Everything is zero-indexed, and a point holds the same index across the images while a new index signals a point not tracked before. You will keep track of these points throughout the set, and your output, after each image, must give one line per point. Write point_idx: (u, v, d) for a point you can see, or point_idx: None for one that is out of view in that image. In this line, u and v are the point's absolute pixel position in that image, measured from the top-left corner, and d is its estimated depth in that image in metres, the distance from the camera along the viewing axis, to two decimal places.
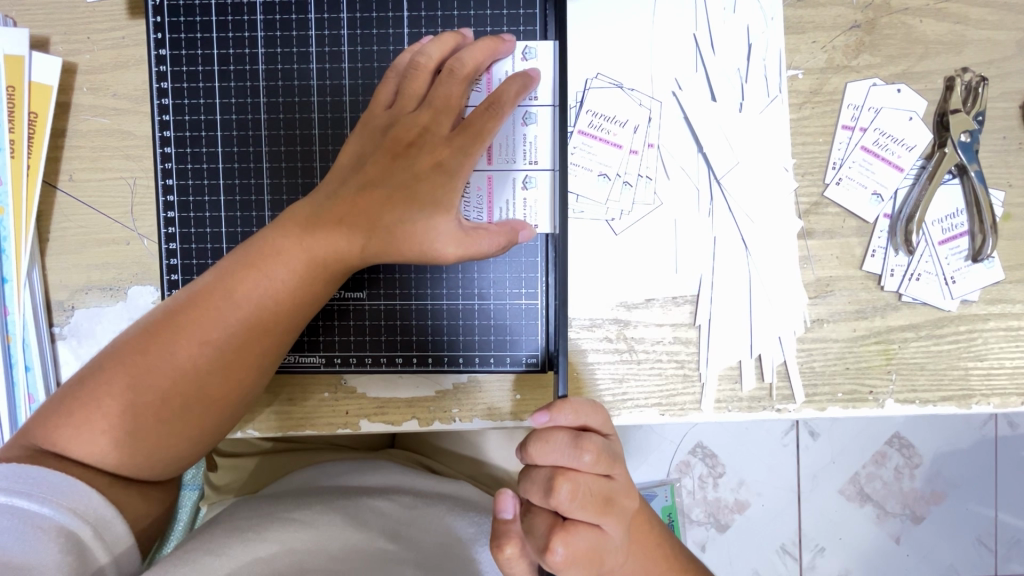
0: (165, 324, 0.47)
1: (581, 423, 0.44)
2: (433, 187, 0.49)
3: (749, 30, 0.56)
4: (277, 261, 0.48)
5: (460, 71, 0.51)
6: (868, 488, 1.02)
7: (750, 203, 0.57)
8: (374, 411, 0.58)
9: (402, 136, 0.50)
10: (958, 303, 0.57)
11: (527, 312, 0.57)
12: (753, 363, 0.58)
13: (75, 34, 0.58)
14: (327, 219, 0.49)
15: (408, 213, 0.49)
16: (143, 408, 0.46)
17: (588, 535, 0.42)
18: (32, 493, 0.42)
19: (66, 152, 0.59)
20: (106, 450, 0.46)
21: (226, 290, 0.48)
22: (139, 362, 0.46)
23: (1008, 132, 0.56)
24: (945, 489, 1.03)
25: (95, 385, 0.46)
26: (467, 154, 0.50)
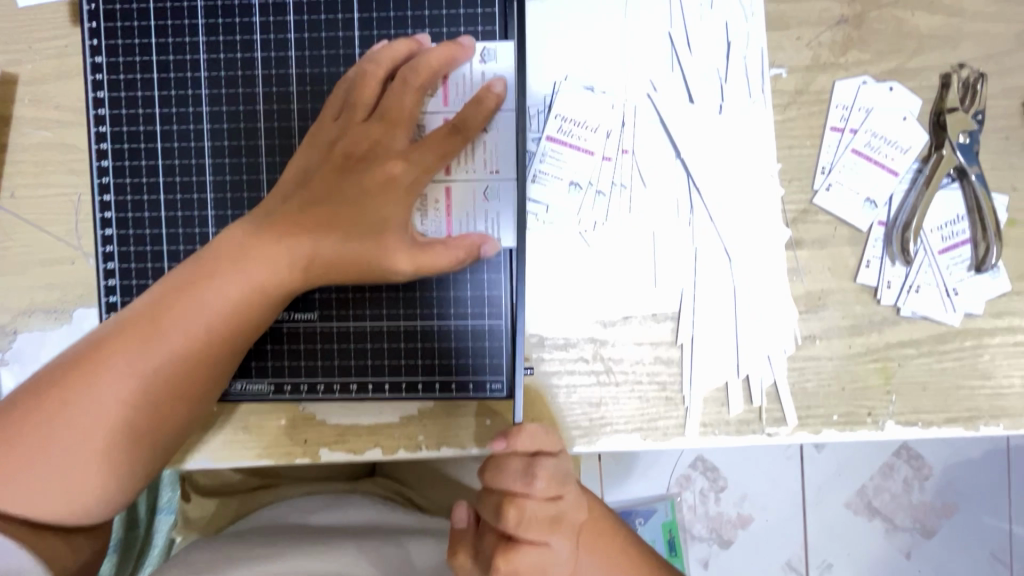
0: (88, 358, 0.43)
1: (538, 448, 0.43)
2: (385, 203, 0.47)
3: (728, 27, 0.52)
4: (214, 286, 0.45)
5: (414, 80, 0.48)
6: (876, 502, 0.97)
7: (733, 210, 0.53)
8: (334, 439, 0.54)
9: (352, 148, 0.48)
10: (962, 317, 0.52)
11: (491, 333, 0.53)
12: (740, 384, 0.54)
13: (16, 43, 0.55)
14: (266, 240, 0.45)
15: (356, 231, 0.46)
16: (59, 450, 0.42)
17: (533, 555, 0.40)
18: None
19: (7, 168, 0.55)
20: (22, 498, 0.42)
21: (153, 319, 0.44)
22: (54, 400, 0.42)
23: (1010, 132, 0.52)
24: (957, 501, 0.97)
25: (6, 427, 0.42)
26: (421, 168, 0.47)
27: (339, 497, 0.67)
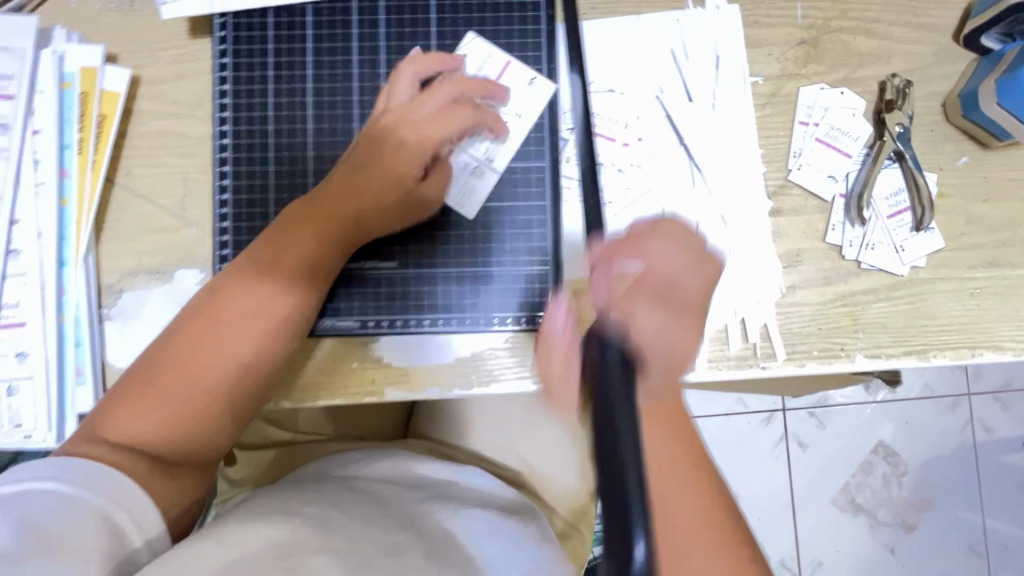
0: (207, 306, 0.57)
1: (658, 234, 0.51)
2: (416, 160, 0.61)
3: (717, 45, 0.67)
4: (291, 240, 0.58)
5: (448, 82, 0.62)
6: (858, 498, 1.44)
7: (727, 185, 0.66)
8: (398, 378, 0.64)
9: (391, 121, 0.61)
10: (908, 269, 0.66)
11: (540, 275, 0.63)
12: (738, 326, 0.66)
13: (141, 50, 0.66)
14: (330, 205, 0.59)
15: (394, 184, 0.60)
16: (189, 383, 0.55)
17: (653, 312, 0.47)
18: (79, 483, 0.49)
19: (126, 151, 0.66)
20: (157, 426, 0.54)
21: (248, 276, 0.58)
22: (180, 346, 0.56)
23: (934, 126, 0.67)
24: (931, 498, 1.45)
25: (146, 373, 0.55)
26: (442, 134, 0.61)
27: (385, 452, 0.80)
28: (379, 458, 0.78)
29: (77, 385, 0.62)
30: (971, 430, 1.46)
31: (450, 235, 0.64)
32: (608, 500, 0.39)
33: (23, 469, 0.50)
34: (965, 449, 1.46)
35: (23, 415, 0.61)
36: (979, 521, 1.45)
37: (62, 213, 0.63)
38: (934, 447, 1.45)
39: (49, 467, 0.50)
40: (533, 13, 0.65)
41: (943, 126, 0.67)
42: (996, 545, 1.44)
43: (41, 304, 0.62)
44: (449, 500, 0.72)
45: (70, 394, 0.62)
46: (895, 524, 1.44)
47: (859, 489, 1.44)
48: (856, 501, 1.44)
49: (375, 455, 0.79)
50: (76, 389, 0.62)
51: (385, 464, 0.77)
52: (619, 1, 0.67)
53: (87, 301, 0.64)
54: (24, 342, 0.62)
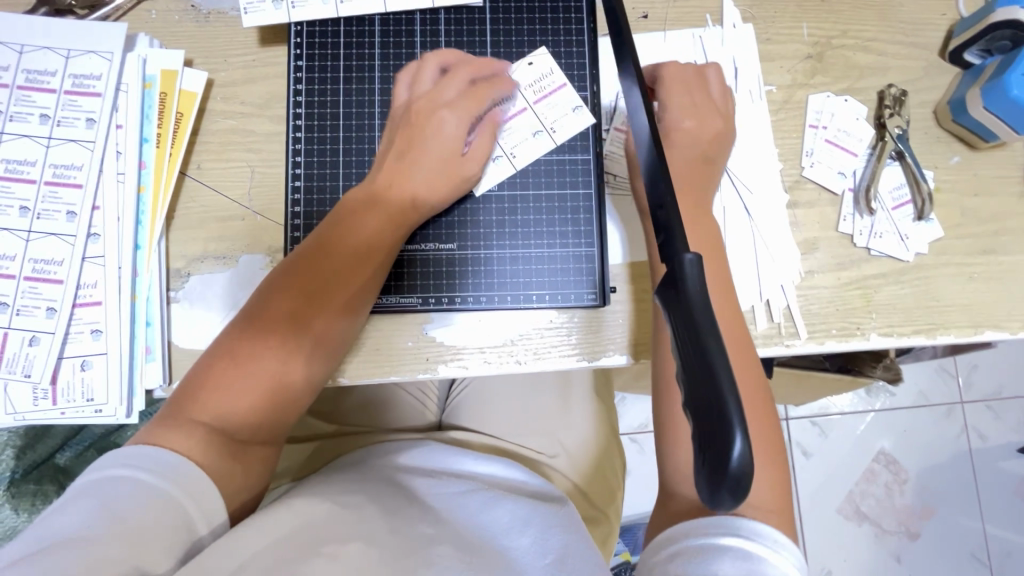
0: (273, 292, 0.61)
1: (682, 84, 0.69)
2: (442, 138, 0.64)
3: (735, 58, 0.75)
4: (352, 230, 0.63)
5: (465, 74, 0.67)
6: (863, 507, 1.48)
7: (750, 180, 0.73)
8: (450, 356, 0.68)
9: (417, 110, 0.65)
10: (913, 255, 0.73)
11: (587, 257, 0.69)
12: (763, 307, 0.72)
13: (215, 56, 0.73)
14: (379, 193, 0.64)
15: (440, 167, 0.64)
16: (264, 365, 0.59)
17: (679, 99, 0.68)
18: (147, 470, 0.52)
19: (198, 146, 0.71)
20: (231, 409, 0.57)
21: (312, 261, 0.62)
22: (252, 331, 0.60)
23: (927, 130, 0.76)
24: (934, 505, 1.49)
25: (222, 358, 0.59)
26: (465, 112, 0.65)
27: (419, 443, 0.80)
28: (408, 450, 0.78)
29: (146, 361, 0.66)
30: (966, 438, 1.51)
31: (505, 219, 0.69)
32: (697, 405, 0.35)
33: (107, 459, 0.53)
34: (961, 456, 1.51)
35: (95, 389, 0.64)
36: (979, 527, 1.49)
37: (139, 201, 0.68)
38: (932, 454, 1.50)
39: (134, 457, 0.52)
40: (577, 24, 0.71)
41: (935, 130, 0.75)
42: (1001, 552, 1.48)
43: (115, 284, 0.66)
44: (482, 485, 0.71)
45: (140, 370, 0.65)
46: (900, 532, 1.47)
47: (862, 497, 1.48)
48: (861, 508, 1.48)
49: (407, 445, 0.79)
50: (145, 365, 0.66)
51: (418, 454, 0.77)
52: (647, 19, 0.76)
53: (158, 283, 0.68)
54: (98, 320, 0.65)
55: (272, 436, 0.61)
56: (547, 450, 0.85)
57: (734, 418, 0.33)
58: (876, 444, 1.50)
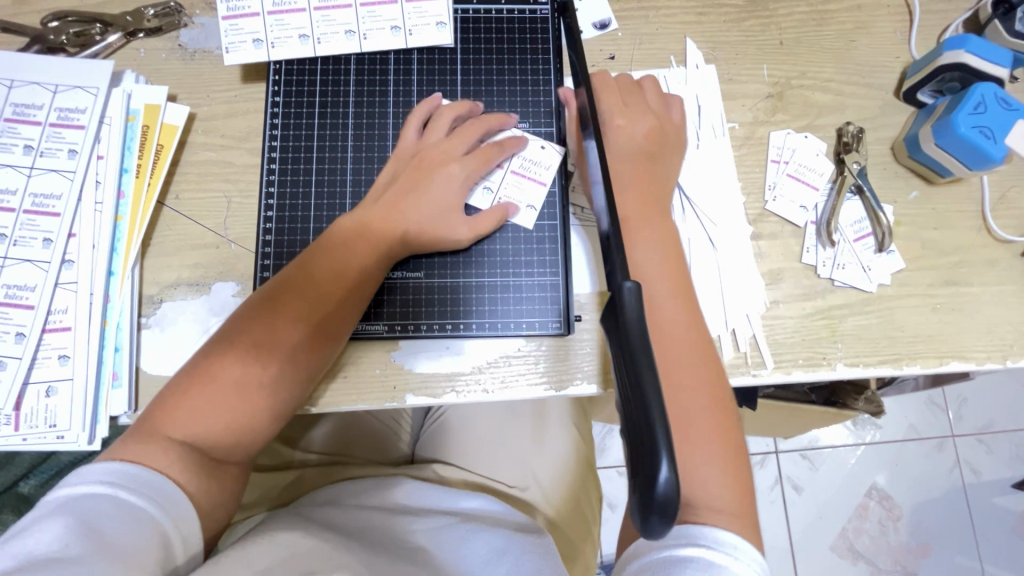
0: (265, 313, 0.61)
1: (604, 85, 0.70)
2: (446, 190, 0.67)
3: (698, 97, 0.79)
4: (341, 259, 0.64)
5: (478, 124, 0.70)
6: (857, 545, 1.45)
7: (713, 213, 0.75)
8: (418, 385, 0.69)
9: (425, 157, 0.68)
10: (876, 285, 0.74)
11: (552, 286, 0.70)
12: (729, 336, 0.72)
13: (199, 92, 0.76)
14: (375, 224, 0.65)
15: (437, 216, 0.67)
16: (242, 387, 0.58)
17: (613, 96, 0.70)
18: (135, 490, 0.52)
19: (177, 177, 0.73)
20: (206, 428, 0.57)
21: (303, 286, 0.63)
22: (236, 348, 0.60)
23: (886, 165, 0.78)
24: (929, 542, 1.46)
25: (203, 373, 0.58)
26: (470, 170, 0.68)
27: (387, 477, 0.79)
28: (372, 487, 0.76)
29: (112, 388, 0.66)
30: (959, 473, 1.49)
31: (472, 249, 0.71)
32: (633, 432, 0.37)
33: (77, 475, 0.52)
34: (955, 492, 1.48)
35: (58, 415, 0.64)
36: (978, 566, 1.45)
37: (116, 228, 0.70)
38: (925, 488, 1.48)
39: (106, 470, 0.52)
40: (544, 65, 0.74)
41: (894, 165, 0.78)
42: None
43: (86, 310, 0.67)
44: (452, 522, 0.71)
45: (104, 397, 0.66)
46: (896, 571, 1.43)
47: (856, 535, 1.45)
48: (855, 546, 1.45)
49: (380, 481, 0.77)
50: (110, 392, 0.66)
51: (387, 492, 0.75)
52: (615, 60, 0.79)
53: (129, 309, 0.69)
54: (67, 346, 0.66)
55: (241, 459, 0.60)
56: (518, 483, 0.84)
57: (661, 446, 0.35)
58: (868, 480, 1.48)
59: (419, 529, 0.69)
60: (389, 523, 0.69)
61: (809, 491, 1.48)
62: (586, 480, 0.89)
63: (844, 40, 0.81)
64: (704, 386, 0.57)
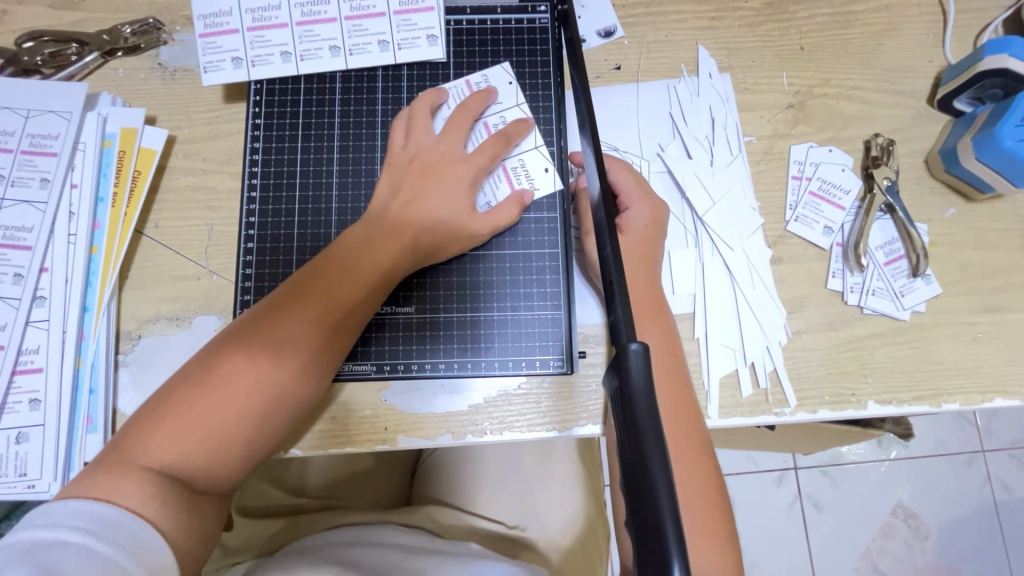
0: (255, 329, 0.54)
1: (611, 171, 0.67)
2: (452, 190, 0.62)
3: (712, 108, 0.73)
4: (342, 270, 0.57)
5: (466, 111, 0.65)
6: (884, 567, 1.31)
7: (730, 236, 0.69)
8: (411, 426, 0.64)
9: (426, 162, 0.63)
10: (910, 313, 0.68)
11: (554, 321, 0.65)
12: (748, 371, 0.67)
13: (179, 114, 0.72)
14: (380, 235, 0.60)
15: (448, 222, 0.61)
16: (228, 413, 0.52)
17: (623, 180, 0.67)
18: (104, 536, 0.45)
19: (156, 204, 0.69)
20: (187, 458, 0.50)
21: (300, 298, 0.56)
22: (223, 368, 0.53)
23: (920, 180, 0.71)
24: (960, 565, 1.32)
25: (184, 396, 0.51)
26: (478, 168, 0.63)
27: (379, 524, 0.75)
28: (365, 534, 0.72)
29: (87, 433, 0.62)
30: (991, 490, 1.35)
31: (466, 281, 0.66)
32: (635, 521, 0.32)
33: (43, 516, 0.45)
34: (986, 509, 1.35)
35: (29, 463, 0.61)
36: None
37: (91, 261, 0.66)
38: (953, 505, 1.34)
39: (77, 510, 0.46)
40: (543, 79, 0.70)
41: (928, 180, 0.71)
42: None
43: (60, 348, 0.63)
44: (447, 561, 0.67)
45: (78, 443, 0.62)
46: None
47: (882, 555, 1.31)
48: (881, 569, 1.31)
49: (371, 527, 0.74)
50: (85, 437, 0.62)
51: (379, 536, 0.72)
52: (621, 70, 0.74)
53: (105, 346, 0.65)
54: (39, 389, 0.62)
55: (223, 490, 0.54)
56: (518, 522, 0.80)
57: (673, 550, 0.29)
58: (893, 496, 1.34)
59: (413, 565, 0.66)
60: (379, 562, 0.65)
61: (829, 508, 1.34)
62: (592, 514, 0.82)
63: (871, 43, 0.75)
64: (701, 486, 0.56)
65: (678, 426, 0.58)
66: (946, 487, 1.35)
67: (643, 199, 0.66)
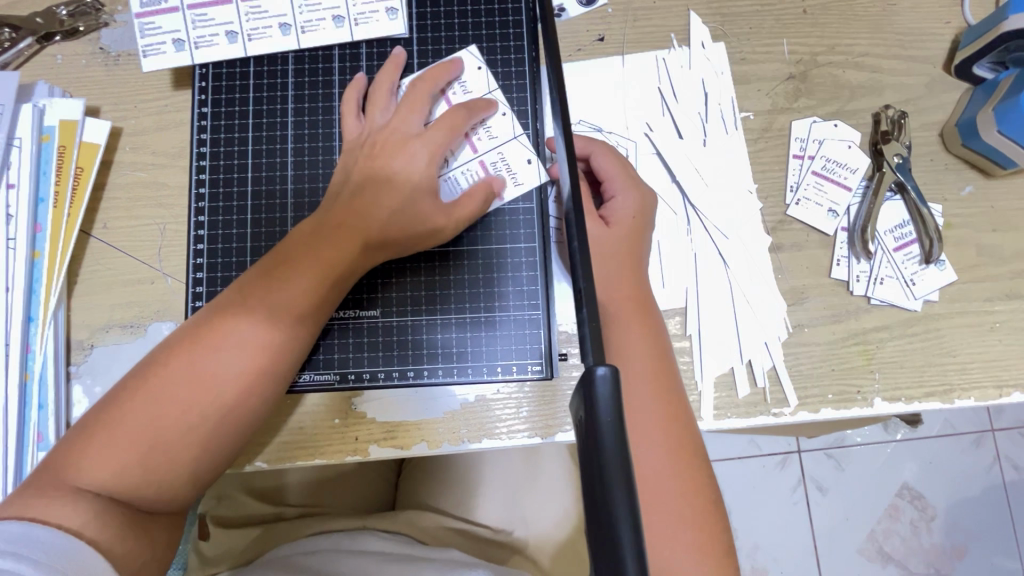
0: (198, 335, 0.50)
1: (589, 151, 0.61)
2: (410, 172, 0.56)
3: (704, 81, 0.66)
4: (291, 268, 0.52)
5: (421, 84, 0.60)
6: (886, 547, 1.20)
7: (724, 222, 0.64)
8: (383, 436, 0.60)
9: (378, 143, 0.58)
10: (921, 303, 0.62)
11: (531, 321, 0.61)
12: (744, 368, 0.62)
13: (124, 103, 0.66)
14: (334, 229, 0.54)
15: (408, 214, 0.56)
16: (168, 426, 0.48)
17: (606, 161, 0.61)
18: (38, 560, 0.41)
19: (104, 203, 0.64)
20: (124, 477, 0.47)
21: (247, 301, 0.51)
22: (162, 379, 0.49)
23: (934, 156, 0.65)
24: (966, 544, 1.21)
25: (121, 408, 0.48)
26: (435, 143, 0.57)
27: (358, 531, 0.71)
28: (341, 544, 0.68)
29: (38, 450, 0.59)
30: (998, 469, 1.23)
31: (436, 280, 0.61)
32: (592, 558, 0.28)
33: None
34: (995, 491, 1.22)
35: None
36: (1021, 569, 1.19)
37: (34, 267, 0.61)
38: (960, 485, 1.22)
39: (9, 534, 0.42)
40: (517, 54, 0.65)
41: (943, 156, 0.65)
42: None
43: (6, 362, 0.59)
44: (425, 568, 0.62)
45: (30, 461, 0.58)
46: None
47: (886, 537, 1.20)
48: (885, 548, 1.20)
49: (348, 535, 0.70)
50: (36, 455, 0.59)
51: (356, 545, 0.68)
52: (604, 41, 0.67)
53: (54, 358, 0.61)
54: None
55: (173, 509, 0.50)
56: (505, 525, 0.76)
57: None
58: (897, 476, 1.22)
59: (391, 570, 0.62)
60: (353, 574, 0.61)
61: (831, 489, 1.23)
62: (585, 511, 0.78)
63: (881, 3, 0.68)
64: (690, 497, 0.52)
65: (667, 431, 0.54)
66: (947, 463, 1.23)
67: (628, 184, 0.60)
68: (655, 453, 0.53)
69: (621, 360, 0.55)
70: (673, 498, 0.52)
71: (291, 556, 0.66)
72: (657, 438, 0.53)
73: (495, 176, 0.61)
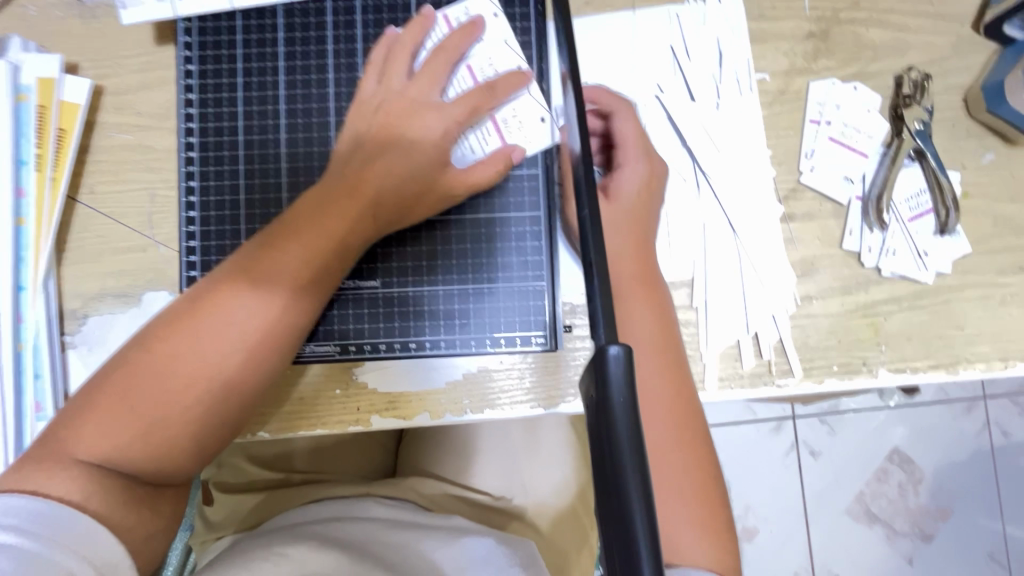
0: (199, 306, 0.49)
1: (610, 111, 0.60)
2: (420, 144, 0.54)
3: (720, 40, 0.63)
4: (292, 237, 0.50)
5: (440, 51, 0.57)
6: (874, 507, 1.23)
7: (735, 192, 0.62)
8: (385, 406, 0.59)
9: (393, 110, 0.55)
10: (933, 275, 0.61)
11: (535, 293, 0.60)
12: (750, 341, 0.61)
13: (104, 60, 0.62)
14: (337, 196, 0.52)
15: (411, 181, 0.54)
16: (171, 396, 0.47)
17: (625, 121, 0.59)
18: (40, 535, 0.41)
19: (89, 167, 0.61)
20: (129, 448, 0.46)
21: (247, 271, 0.50)
22: (164, 349, 0.48)
23: (956, 122, 0.62)
24: (951, 505, 1.23)
25: (121, 378, 0.47)
26: (453, 119, 0.55)
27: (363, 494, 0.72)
28: (345, 509, 0.69)
29: (37, 420, 0.59)
30: (987, 434, 1.24)
31: (437, 249, 0.60)
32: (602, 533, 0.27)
33: None
34: (981, 455, 1.24)
35: None
36: (999, 528, 1.23)
37: (20, 234, 0.59)
38: (950, 450, 1.24)
39: (9, 507, 0.42)
40: (523, 7, 0.61)
41: (966, 122, 0.62)
42: None
43: None
44: (428, 535, 0.64)
45: (30, 430, 0.58)
46: (912, 533, 1.23)
47: (874, 498, 1.23)
48: (872, 508, 1.23)
49: (353, 499, 0.71)
50: (36, 424, 0.58)
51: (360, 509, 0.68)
52: None
53: (48, 327, 0.59)
54: None
55: (178, 479, 0.50)
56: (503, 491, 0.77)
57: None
58: (888, 439, 1.24)
59: (392, 538, 0.63)
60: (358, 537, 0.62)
61: (823, 453, 1.25)
62: (583, 478, 0.79)
63: None
64: (693, 472, 0.53)
65: (674, 406, 0.53)
66: (940, 428, 1.24)
67: (642, 152, 0.58)
68: (659, 424, 0.53)
69: (628, 333, 0.54)
70: (675, 475, 0.52)
71: (296, 520, 0.66)
72: (663, 414, 0.53)
73: (511, 140, 0.59)
